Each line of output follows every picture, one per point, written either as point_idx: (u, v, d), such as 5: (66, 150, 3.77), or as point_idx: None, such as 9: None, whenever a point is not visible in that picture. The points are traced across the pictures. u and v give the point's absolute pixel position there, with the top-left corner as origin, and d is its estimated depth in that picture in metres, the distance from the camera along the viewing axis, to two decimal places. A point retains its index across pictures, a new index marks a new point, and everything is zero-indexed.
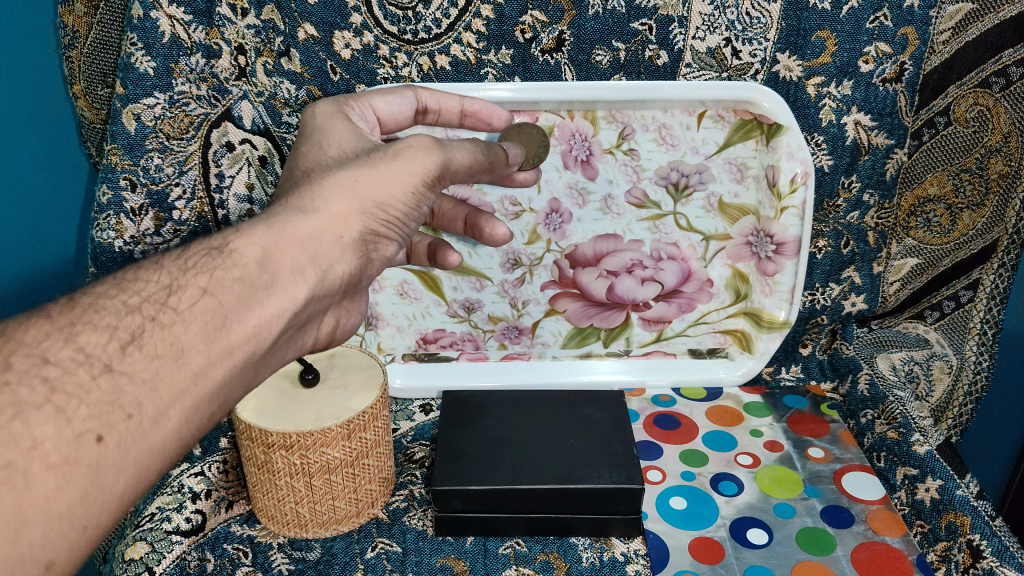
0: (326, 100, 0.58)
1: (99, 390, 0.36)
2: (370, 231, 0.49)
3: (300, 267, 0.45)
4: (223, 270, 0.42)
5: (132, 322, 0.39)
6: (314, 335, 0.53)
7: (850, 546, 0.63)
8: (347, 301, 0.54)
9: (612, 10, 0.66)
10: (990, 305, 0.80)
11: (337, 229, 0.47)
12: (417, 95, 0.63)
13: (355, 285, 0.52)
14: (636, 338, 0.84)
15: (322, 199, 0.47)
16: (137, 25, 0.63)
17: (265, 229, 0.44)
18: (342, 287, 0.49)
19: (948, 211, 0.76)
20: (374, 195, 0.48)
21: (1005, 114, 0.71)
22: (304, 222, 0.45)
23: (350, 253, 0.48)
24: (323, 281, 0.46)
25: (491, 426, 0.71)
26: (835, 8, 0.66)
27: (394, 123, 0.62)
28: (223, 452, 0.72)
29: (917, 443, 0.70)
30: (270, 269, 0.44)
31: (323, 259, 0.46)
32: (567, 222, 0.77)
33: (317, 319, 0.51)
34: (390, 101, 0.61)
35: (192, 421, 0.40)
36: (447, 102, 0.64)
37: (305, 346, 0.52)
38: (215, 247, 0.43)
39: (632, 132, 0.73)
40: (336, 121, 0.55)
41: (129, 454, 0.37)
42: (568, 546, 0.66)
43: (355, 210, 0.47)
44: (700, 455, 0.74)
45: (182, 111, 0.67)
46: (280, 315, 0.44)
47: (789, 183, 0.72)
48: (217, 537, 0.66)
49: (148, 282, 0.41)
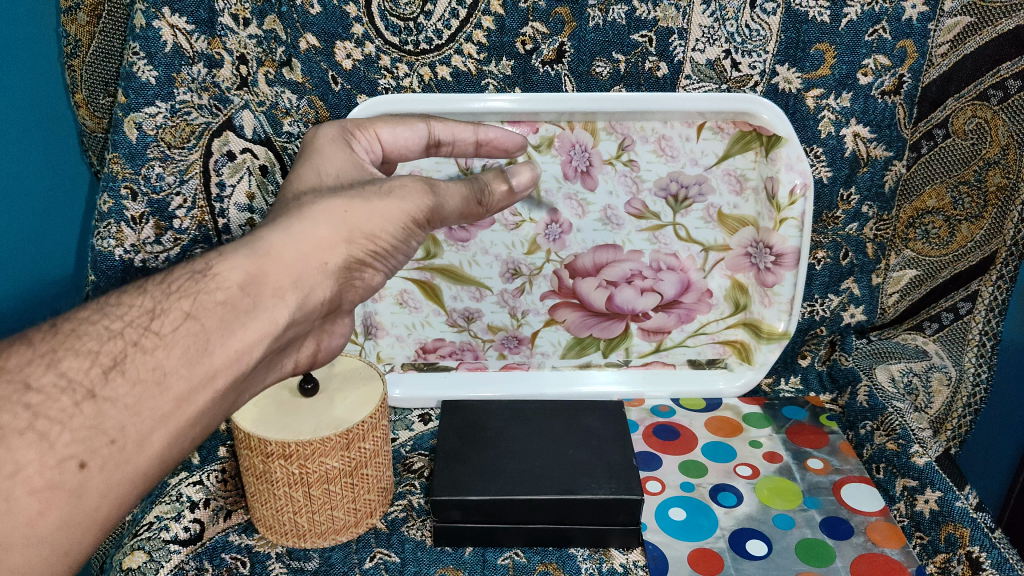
0: (333, 125, 0.59)
1: (81, 415, 0.38)
2: (355, 260, 0.48)
3: (282, 290, 0.44)
4: (206, 294, 0.42)
5: (114, 347, 0.40)
6: (293, 359, 0.55)
7: (849, 558, 0.63)
8: (329, 325, 0.55)
9: (612, 22, 0.66)
10: (989, 317, 0.80)
11: (322, 254, 0.46)
12: (430, 129, 0.61)
13: (337, 311, 0.53)
14: (635, 348, 0.84)
15: (308, 221, 0.46)
16: (140, 34, 0.64)
17: (247, 252, 0.44)
18: (324, 309, 0.49)
19: (946, 223, 0.76)
20: (363, 226, 0.48)
21: (1003, 126, 0.71)
22: (288, 247, 0.45)
23: (332, 279, 0.48)
24: (304, 304, 0.46)
25: (490, 436, 0.71)
26: (834, 21, 0.66)
27: (400, 154, 0.61)
28: (222, 461, 0.71)
29: (916, 456, 0.70)
30: (253, 292, 0.44)
31: (305, 282, 0.46)
32: (567, 232, 0.78)
33: (295, 346, 0.53)
34: (398, 131, 0.60)
35: (175, 445, 0.41)
36: (461, 134, 0.62)
37: (284, 370, 0.54)
38: (199, 270, 0.44)
39: (631, 143, 0.73)
40: (336, 147, 0.57)
41: (111, 478, 0.38)
42: (567, 556, 0.66)
43: (343, 238, 0.47)
44: (700, 465, 0.73)
45: (183, 120, 0.67)
46: (262, 339, 0.44)
47: (788, 195, 0.73)
48: (214, 547, 0.66)
49: (131, 305, 0.42)
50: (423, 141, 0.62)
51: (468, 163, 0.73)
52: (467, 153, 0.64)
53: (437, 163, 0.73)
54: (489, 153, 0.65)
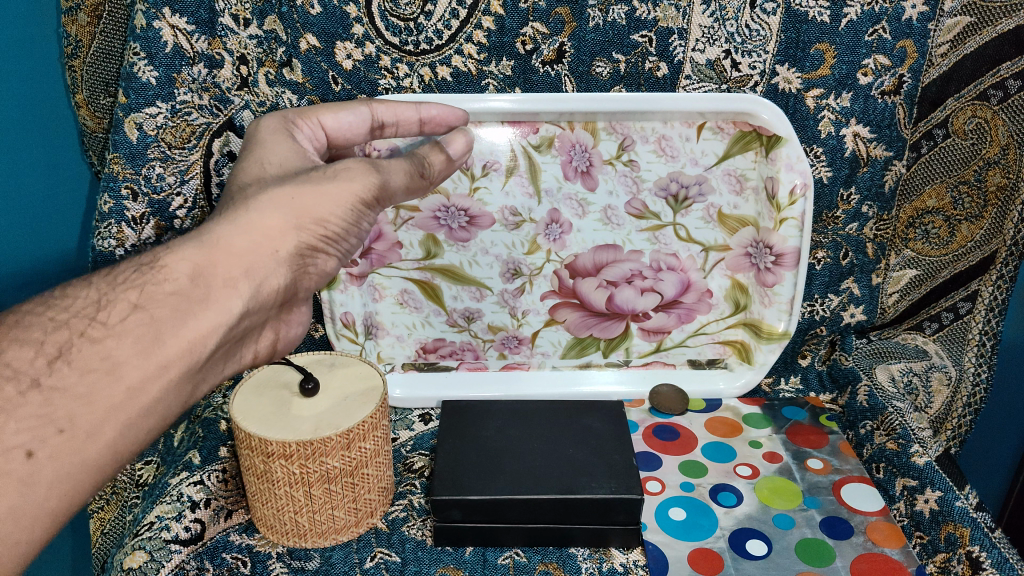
0: (274, 116, 0.57)
1: (29, 405, 0.39)
2: (305, 246, 0.48)
3: (233, 280, 0.45)
4: (155, 285, 0.43)
5: (61, 337, 0.42)
6: (253, 348, 0.56)
7: (849, 558, 0.63)
8: (286, 314, 0.57)
9: (612, 23, 0.66)
10: (989, 317, 0.80)
11: (273, 243, 0.47)
12: (373, 112, 0.60)
13: (291, 297, 0.53)
14: (635, 348, 0.84)
15: (255, 211, 0.46)
16: (140, 34, 0.64)
17: (196, 244, 0.45)
18: (278, 298, 0.50)
19: (946, 223, 0.77)
20: (313, 211, 0.48)
21: (1004, 126, 0.71)
22: (237, 236, 0.46)
23: (285, 267, 0.48)
24: (258, 294, 0.46)
25: (491, 435, 0.71)
26: (834, 21, 0.66)
27: (345, 139, 0.60)
28: (222, 461, 0.70)
29: (917, 456, 0.70)
30: (203, 283, 0.44)
31: (258, 271, 0.46)
32: (567, 232, 0.78)
33: (254, 334, 0.54)
34: (340, 116, 0.59)
35: (128, 433, 0.43)
36: (403, 113, 0.60)
37: (246, 358, 0.55)
38: (146, 262, 0.45)
39: (631, 143, 0.73)
40: (277, 138, 0.55)
41: (62, 467, 0.40)
42: (568, 556, 0.66)
43: (291, 226, 0.47)
44: (699, 465, 0.74)
45: (184, 121, 0.67)
46: (216, 328, 0.44)
47: (788, 195, 0.72)
48: (216, 546, 0.66)
49: (78, 297, 0.43)
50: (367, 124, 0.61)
51: (467, 161, 0.73)
52: (411, 133, 0.63)
53: None
54: (433, 130, 0.64)
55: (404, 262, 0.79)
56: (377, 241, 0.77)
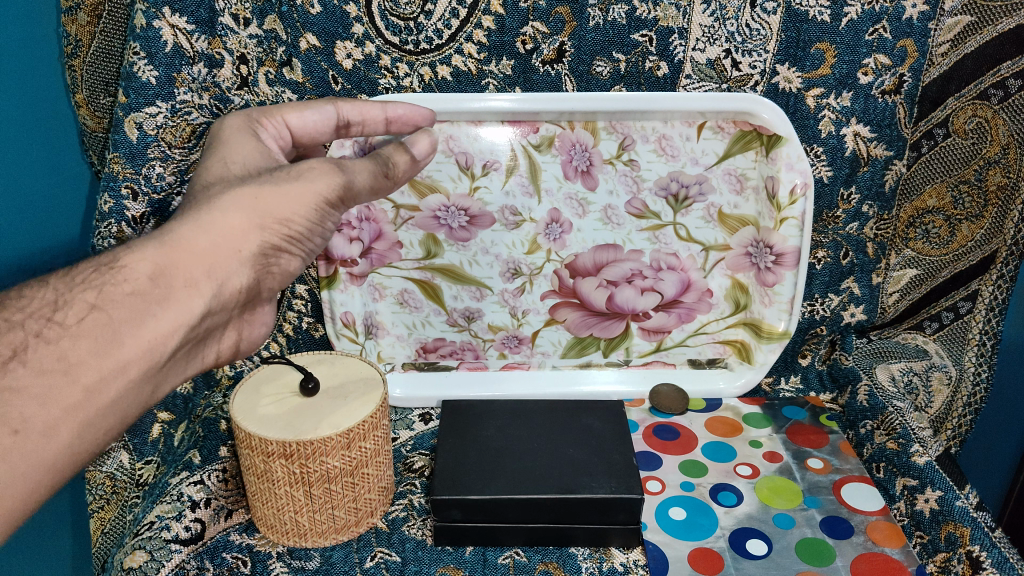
0: (240, 115, 0.58)
1: None
2: (269, 245, 0.49)
3: (194, 281, 0.45)
4: (113, 285, 0.43)
5: (16, 337, 0.41)
6: (216, 349, 0.55)
7: (850, 558, 0.63)
8: (249, 313, 0.57)
9: (612, 22, 0.66)
10: (989, 317, 0.80)
11: (235, 243, 0.47)
12: (338, 110, 0.60)
13: (255, 297, 0.53)
14: (636, 348, 0.84)
15: (218, 211, 0.47)
16: (140, 34, 0.63)
17: (156, 244, 0.45)
18: (240, 299, 0.50)
19: (947, 222, 0.76)
20: (275, 211, 0.48)
21: (1004, 126, 0.71)
22: (199, 236, 0.46)
23: (247, 267, 0.48)
24: (220, 293, 0.47)
25: (491, 435, 0.71)
26: (835, 20, 0.66)
27: (311, 137, 0.60)
28: (223, 461, 0.71)
29: (917, 455, 0.69)
30: (163, 283, 0.44)
31: (219, 271, 0.46)
32: (567, 232, 0.78)
33: (216, 334, 0.54)
34: (305, 115, 0.59)
35: (86, 434, 0.43)
36: (369, 112, 0.60)
37: (208, 359, 0.55)
38: (105, 262, 0.44)
39: (631, 143, 0.73)
40: (239, 137, 0.56)
41: (15, 468, 0.40)
42: (568, 556, 0.66)
43: (255, 225, 0.48)
44: (699, 465, 0.74)
45: (183, 120, 0.67)
46: (177, 329, 0.45)
47: (788, 195, 0.72)
48: (216, 546, 0.66)
49: (33, 298, 0.44)
50: (333, 122, 0.60)
51: (468, 161, 0.73)
52: (378, 133, 0.62)
53: (437, 162, 0.73)
54: (400, 130, 0.62)
55: (404, 261, 0.79)
56: (377, 240, 0.77)
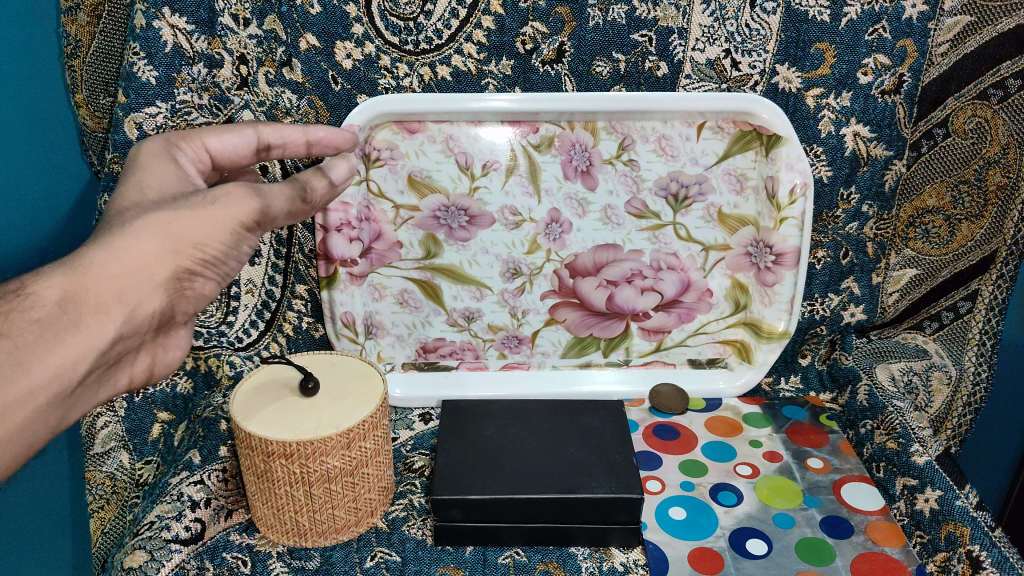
0: (156, 140, 0.55)
1: None
2: (183, 269, 0.47)
3: (105, 306, 0.45)
4: (19, 312, 0.42)
5: None
6: (126, 375, 0.53)
7: (849, 557, 0.63)
8: (161, 338, 0.53)
9: (612, 22, 0.66)
10: (989, 317, 0.80)
11: (149, 268, 0.46)
12: (258, 134, 0.57)
13: (171, 321, 0.51)
14: (635, 348, 0.84)
15: (131, 235, 0.45)
16: (140, 34, 0.63)
17: (66, 270, 0.44)
18: (155, 322, 0.49)
19: (946, 222, 0.77)
20: (189, 236, 0.46)
21: (1003, 126, 0.71)
22: (109, 261, 0.44)
23: (162, 291, 0.47)
24: (133, 318, 0.46)
25: (491, 434, 0.71)
26: (834, 20, 0.66)
27: (230, 161, 0.57)
28: (223, 461, 0.70)
29: (916, 455, 0.70)
30: (72, 309, 0.44)
31: (132, 296, 0.45)
32: (567, 232, 0.78)
33: (125, 360, 0.51)
34: (223, 138, 0.55)
35: None
36: (289, 135, 0.57)
37: (117, 387, 0.52)
38: (13, 289, 0.43)
39: (631, 143, 0.73)
40: (155, 165, 0.53)
41: None
42: (568, 555, 0.66)
43: (169, 250, 0.46)
44: (699, 464, 0.74)
45: (183, 120, 0.67)
46: (87, 354, 0.45)
47: (788, 194, 0.73)
48: (216, 545, 0.66)
49: None
50: (252, 145, 0.57)
51: (468, 161, 0.74)
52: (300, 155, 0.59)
53: (437, 162, 0.74)
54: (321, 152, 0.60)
55: (404, 262, 0.79)
56: (377, 241, 0.77)
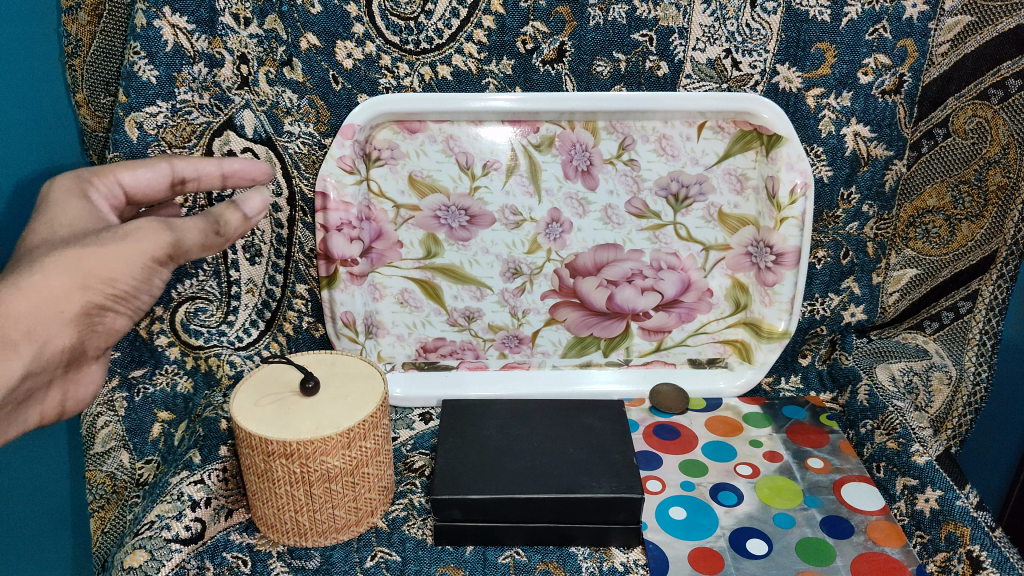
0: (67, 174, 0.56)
1: None
2: (93, 304, 0.49)
3: (12, 343, 0.47)
4: None
5: None
6: (36, 412, 0.55)
7: (849, 557, 0.63)
8: (72, 372, 0.56)
9: (612, 22, 0.66)
10: (990, 317, 0.80)
11: (58, 305, 0.47)
12: (173, 168, 0.59)
13: (82, 355, 0.54)
14: (635, 347, 0.84)
15: (39, 272, 0.46)
16: (140, 34, 0.63)
17: None
18: (64, 356, 0.52)
19: (947, 222, 0.76)
20: (99, 272, 0.48)
21: (1004, 126, 0.71)
22: (17, 302, 0.46)
23: (70, 327, 0.49)
24: (40, 353, 0.49)
25: (491, 434, 0.71)
26: (835, 20, 0.66)
27: (143, 195, 0.59)
28: (223, 460, 0.70)
29: (917, 454, 0.70)
30: None
31: (39, 333, 0.48)
32: (567, 231, 0.78)
33: (33, 396, 0.54)
34: (136, 173, 0.57)
35: None
36: (204, 168, 0.60)
37: (27, 424, 0.55)
38: None
39: (632, 143, 0.73)
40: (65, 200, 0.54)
41: None
42: (568, 555, 0.66)
43: (77, 286, 0.47)
44: (700, 464, 0.74)
45: (183, 120, 0.67)
46: None
47: (788, 194, 0.73)
48: (216, 545, 0.67)
49: None
50: (167, 179, 0.59)
51: (468, 161, 0.74)
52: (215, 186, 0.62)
53: (437, 162, 0.74)
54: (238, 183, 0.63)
55: (404, 262, 0.79)
56: (377, 240, 0.77)
